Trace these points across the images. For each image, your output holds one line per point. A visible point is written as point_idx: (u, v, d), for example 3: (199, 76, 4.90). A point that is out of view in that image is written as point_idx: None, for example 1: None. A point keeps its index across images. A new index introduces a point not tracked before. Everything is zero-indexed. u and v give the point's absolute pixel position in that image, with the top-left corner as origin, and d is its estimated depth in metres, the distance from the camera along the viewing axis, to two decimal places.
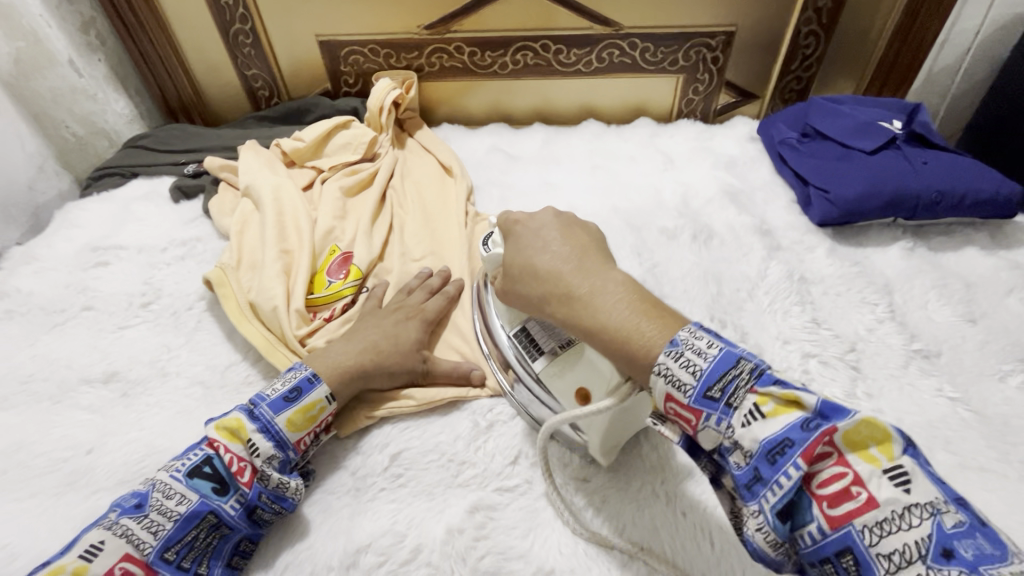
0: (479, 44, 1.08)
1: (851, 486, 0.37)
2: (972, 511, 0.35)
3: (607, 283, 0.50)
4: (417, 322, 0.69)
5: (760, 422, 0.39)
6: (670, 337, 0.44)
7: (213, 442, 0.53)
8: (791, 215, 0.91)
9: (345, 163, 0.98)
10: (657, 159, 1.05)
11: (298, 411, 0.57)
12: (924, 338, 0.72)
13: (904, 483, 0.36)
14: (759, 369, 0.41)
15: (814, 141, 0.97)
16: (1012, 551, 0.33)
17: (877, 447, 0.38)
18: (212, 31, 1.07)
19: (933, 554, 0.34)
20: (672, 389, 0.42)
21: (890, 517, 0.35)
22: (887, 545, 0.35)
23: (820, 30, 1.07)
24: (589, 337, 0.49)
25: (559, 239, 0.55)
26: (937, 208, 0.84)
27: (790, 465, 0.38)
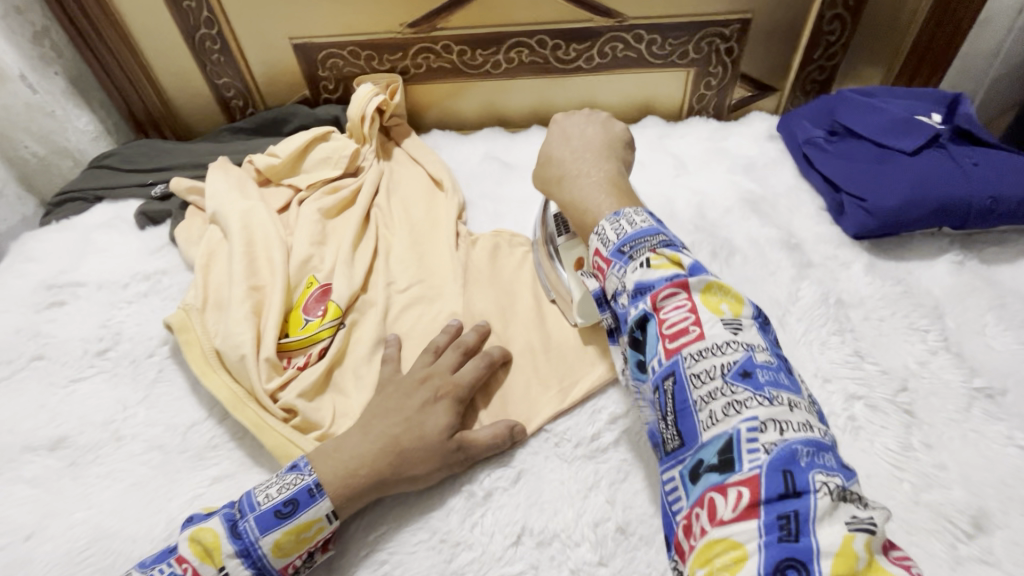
0: (468, 42, 0.99)
1: (689, 325, 0.44)
2: (782, 362, 0.45)
3: (596, 170, 0.60)
4: (446, 404, 0.55)
5: (643, 270, 0.47)
6: (614, 210, 0.54)
7: (182, 561, 0.45)
8: (821, 226, 0.82)
9: (324, 180, 0.89)
10: (668, 164, 0.96)
11: (289, 532, 0.47)
12: (985, 372, 0.63)
13: (733, 327, 0.44)
14: (668, 242, 0.49)
15: (844, 140, 0.87)
16: (798, 389, 0.43)
17: (727, 303, 0.46)
18: (178, 37, 0.98)
19: (733, 374, 0.41)
20: (599, 244, 0.52)
21: (712, 345, 0.43)
22: (706, 387, 0.42)
23: (846, 14, 0.97)
24: (579, 225, 0.58)
25: (579, 139, 0.64)
26: (990, 216, 0.74)
27: (640, 300, 0.46)
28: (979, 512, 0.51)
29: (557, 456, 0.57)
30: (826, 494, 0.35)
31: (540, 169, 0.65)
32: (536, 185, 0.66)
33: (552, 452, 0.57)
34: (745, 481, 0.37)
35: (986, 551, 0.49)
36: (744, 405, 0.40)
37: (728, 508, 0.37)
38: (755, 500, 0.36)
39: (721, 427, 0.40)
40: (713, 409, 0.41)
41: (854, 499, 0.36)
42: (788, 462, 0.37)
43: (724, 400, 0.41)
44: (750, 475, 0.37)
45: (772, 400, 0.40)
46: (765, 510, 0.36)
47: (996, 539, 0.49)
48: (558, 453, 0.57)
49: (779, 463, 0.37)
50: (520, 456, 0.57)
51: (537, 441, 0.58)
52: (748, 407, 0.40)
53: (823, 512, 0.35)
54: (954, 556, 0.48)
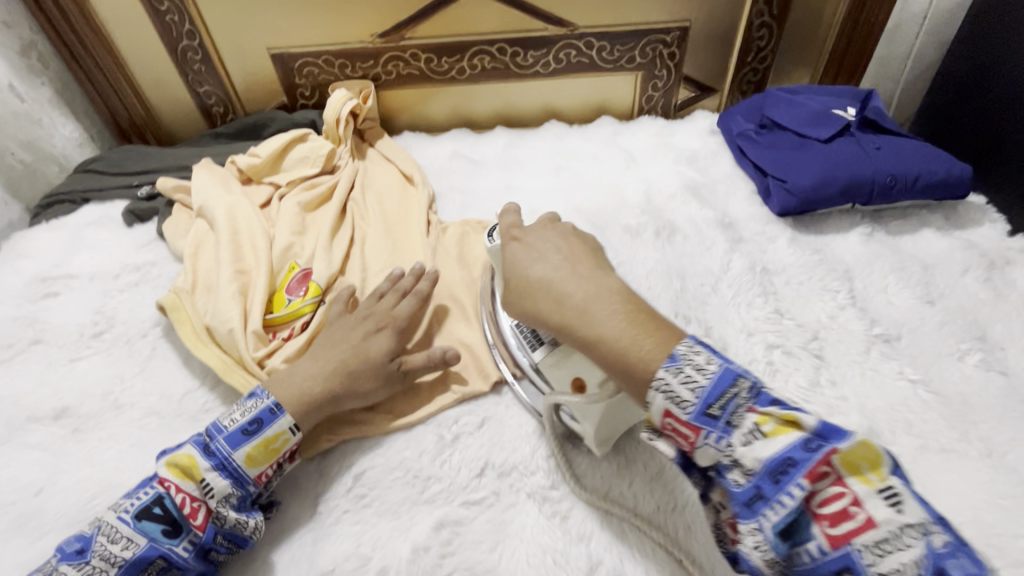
0: (434, 50, 1.07)
1: (850, 507, 0.40)
2: (954, 530, 0.39)
3: (599, 288, 0.53)
4: (388, 333, 0.65)
5: (762, 442, 0.42)
6: (667, 352, 0.46)
7: (164, 481, 0.52)
8: (752, 207, 0.92)
9: (303, 177, 0.96)
10: (619, 158, 1.05)
11: (258, 444, 0.55)
12: (884, 322, 0.73)
13: (894, 501, 0.39)
14: (755, 388, 0.45)
15: (771, 132, 0.97)
16: (984, 568, 0.36)
17: (870, 469, 0.40)
18: (160, 48, 1.05)
19: (929, 573, 0.36)
20: (667, 402, 0.45)
21: (886, 533, 0.38)
22: (887, 564, 0.37)
23: (772, 21, 1.08)
24: (618, 369, 0.48)
25: (557, 252, 0.58)
26: (892, 193, 0.85)
27: (792, 483, 0.40)
28: (870, 431, 0.60)
29: (518, 404, 0.65)
30: None
31: (523, 297, 0.57)
32: (518, 312, 0.58)
33: (513, 401, 0.65)
34: None
35: None
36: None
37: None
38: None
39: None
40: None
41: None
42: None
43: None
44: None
45: None
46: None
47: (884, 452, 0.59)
48: (519, 402, 0.65)
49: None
50: (484, 405, 0.64)
51: (499, 393, 0.66)
52: None
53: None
54: None
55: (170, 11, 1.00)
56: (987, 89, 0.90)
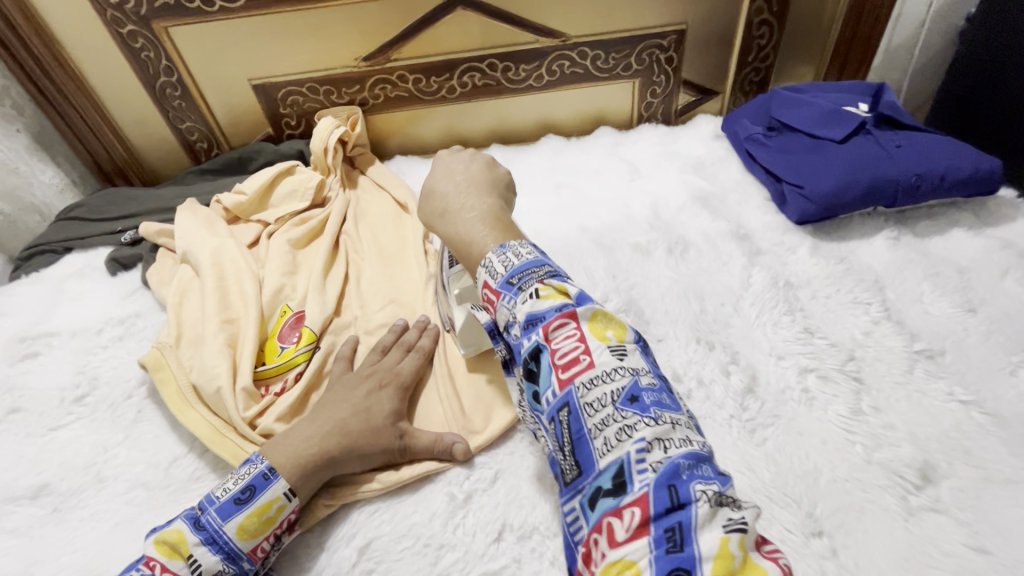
0: (422, 70, 1.03)
1: (581, 354, 0.45)
2: (664, 382, 0.47)
3: (478, 206, 0.59)
4: (392, 390, 0.61)
5: (533, 301, 0.47)
6: (501, 244, 0.54)
7: (149, 561, 0.46)
8: (767, 215, 0.87)
9: (292, 212, 0.92)
10: (622, 170, 1.00)
11: (251, 514, 0.49)
12: (925, 335, 0.67)
13: (620, 353, 0.45)
14: (553, 272, 0.50)
15: (781, 134, 0.92)
16: (679, 406, 0.44)
17: (611, 330, 0.47)
18: (138, 86, 1.01)
19: (623, 400, 0.42)
20: (486, 276, 0.52)
21: (601, 374, 0.44)
22: (600, 413, 0.42)
23: (772, 18, 1.04)
24: (464, 259, 0.57)
25: (462, 173, 0.63)
26: (918, 192, 0.80)
27: (534, 330, 0.46)
28: (925, 464, 0.54)
29: (534, 453, 0.59)
30: (704, 502, 0.38)
31: (424, 204, 0.64)
32: (420, 218, 0.65)
33: (528, 450, 0.60)
34: (637, 503, 0.39)
35: (935, 500, 0.52)
36: (633, 428, 0.41)
37: (623, 529, 0.38)
38: (645, 519, 0.38)
39: (615, 452, 0.41)
40: (608, 432, 0.42)
41: (730, 502, 0.39)
42: (674, 476, 0.39)
43: (617, 425, 0.42)
44: (640, 494, 0.39)
45: (658, 421, 0.42)
46: (654, 525, 0.37)
47: (943, 488, 0.53)
48: (535, 450, 0.59)
49: (666, 477, 0.39)
50: (497, 457, 0.59)
51: (512, 442, 0.60)
52: (638, 431, 0.41)
53: (704, 519, 0.37)
54: (906, 507, 0.52)
55: (145, 47, 0.96)
56: (1008, 78, 0.85)
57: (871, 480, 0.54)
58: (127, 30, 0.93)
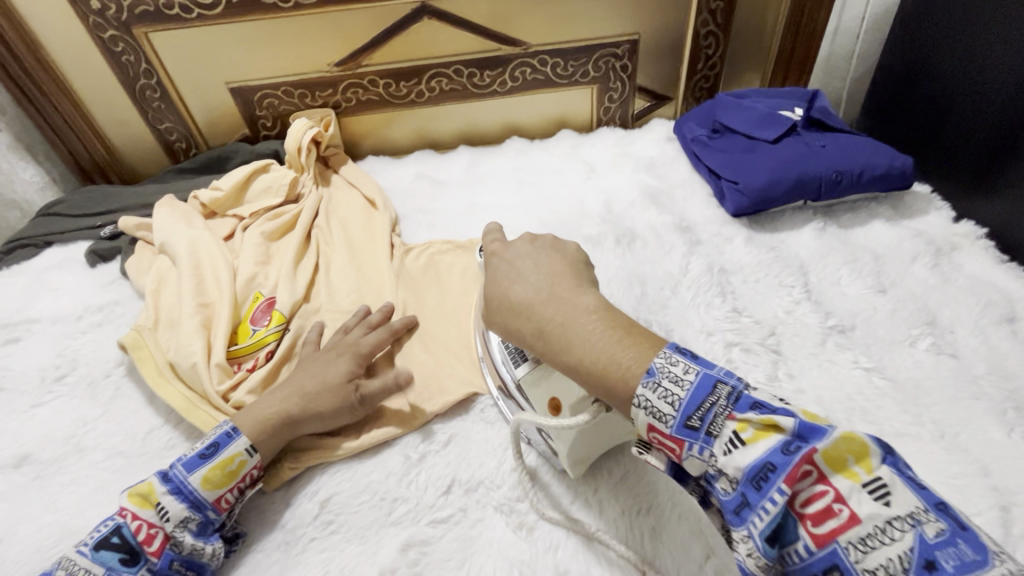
0: (392, 75, 1.09)
1: (832, 502, 0.36)
2: (952, 514, 0.35)
3: (581, 306, 0.49)
4: (349, 357, 0.66)
5: (739, 450, 0.38)
6: (647, 367, 0.43)
7: (123, 510, 0.51)
8: (709, 210, 0.94)
9: (267, 207, 0.97)
10: (580, 169, 1.07)
11: (214, 467, 0.54)
12: (839, 313, 0.75)
13: (882, 495, 0.35)
14: (735, 392, 0.41)
15: (723, 135, 1.00)
16: (989, 555, 0.32)
17: (857, 462, 0.37)
18: (118, 88, 1.05)
19: (915, 567, 0.33)
20: (649, 418, 0.42)
21: (873, 529, 0.35)
22: (873, 561, 0.34)
23: (718, 30, 1.12)
24: (607, 394, 0.45)
25: (539, 268, 0.55)
26: (840, 188, 0.88)
27: (772, 489, 0.36)
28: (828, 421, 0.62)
29: (483, 420, 0.65)
30: None
31: (506, 320, 0.54)
32: (501, 333, 0.55)
33: (478, 417, 0.65)
34: None
35: None
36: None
37: None
38: None
39: None
40: (890, 570, 0.33)
41: None
42: None
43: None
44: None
45: None
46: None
47: None
48: (484, 417, 0.65)
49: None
50: (450, 423, 0.65)
51: (464, 410, 0.66)
52: None
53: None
54: None
55: (126, 51, 1.00)
56: (920, 85, 0.94)
57: None
58: (108, 35, 0.98)
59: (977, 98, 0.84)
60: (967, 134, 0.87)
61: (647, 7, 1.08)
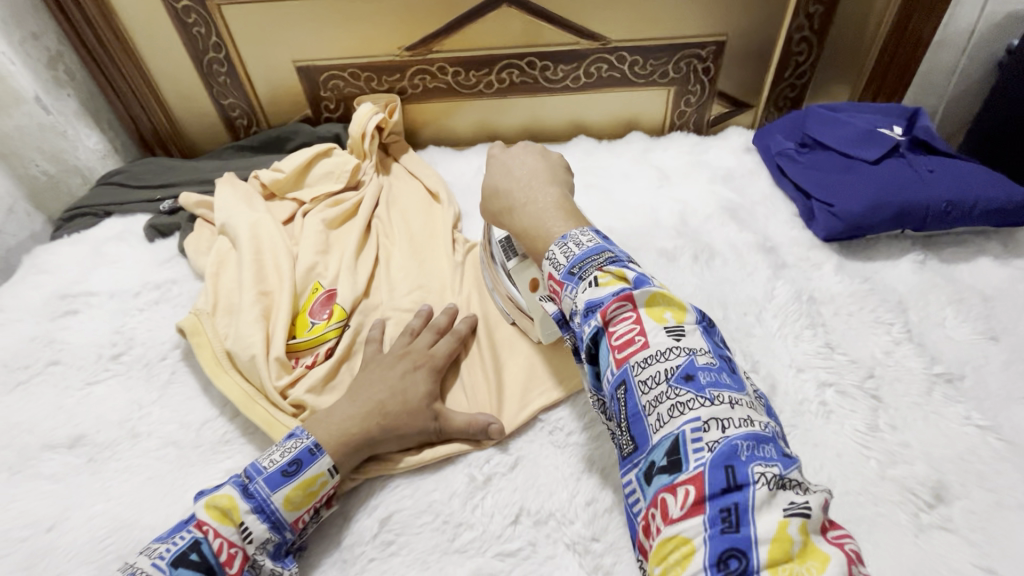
0: (462, 64, 1.05)
1: (637, 335, 0.45)
2: (728, 362, 0.46)
3: (542, 197, 0.61)
4: (427, 372, 0.63)
5: (592, 289, 0.48)
6: (563, 234, 0.55)
7: (202, 525, 0.48)
8: (794, 231, 0.87)
9: (327, 193, 0.94)
10: (652, 176, 1.01)
11: (298, 487, 0.51)
12: (946, 360, 0.68)
13: (677, 334, 0.45)
14: (616, 259, 0.50)
15: (813, 151, 0.93)
16: (741, 387, 0.44)
17: (671, 312, 0.47)
18: (185, 60, 1.03)
19: (677, 377, 0.43)
20: (550, 268, 0.53)
21: (655, 353, 0.44)
22: (648, 373, 0.44)
23: (812, 36, 1.04)
24: (530, 248, 0.59)
25: (529, 168, 0.65)
26: (947, 219, 0.80)
27: (592, 317, 0.47)
28: (939, 483, 0.56)
29: (551, 443, 0.61)
30: (764, 485, 0.37)
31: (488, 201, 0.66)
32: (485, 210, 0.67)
33: (546, 440, 0.61)
34: (692, 480, 0.39)
35: (945, 519, 0.54)
36: (687, 405, 0.42)
37: (678, 506, 0.39)
38: (701, 497, 0.38)
39: (669, 428, 0.42)
40: (660, 411, 0.42)
41: (793, 484, 0.39)
42: (731, 456, 0.39)
43: (669, 402, 0.42)
44: (695, 472, 0.39)
45: (714, 401, 0.41)
46: (710, 504, 0.38)
47: (955, 509, 0.55)
48: (552, 441, 0.61)
49: (723, 458, 0.39)
50: (517, 444, 0.61)
51: (532, 431, 0.62)
52: (693, 409, 0.41)
53: (762, 501, 0.37)
54: (917, 524, 0.54)
55: (197, 23, 0.98)
56: None
57: (882, 494, 0.56)
58: (181, 5, 0.96)
59: None
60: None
61: (740, 8, 1.01)
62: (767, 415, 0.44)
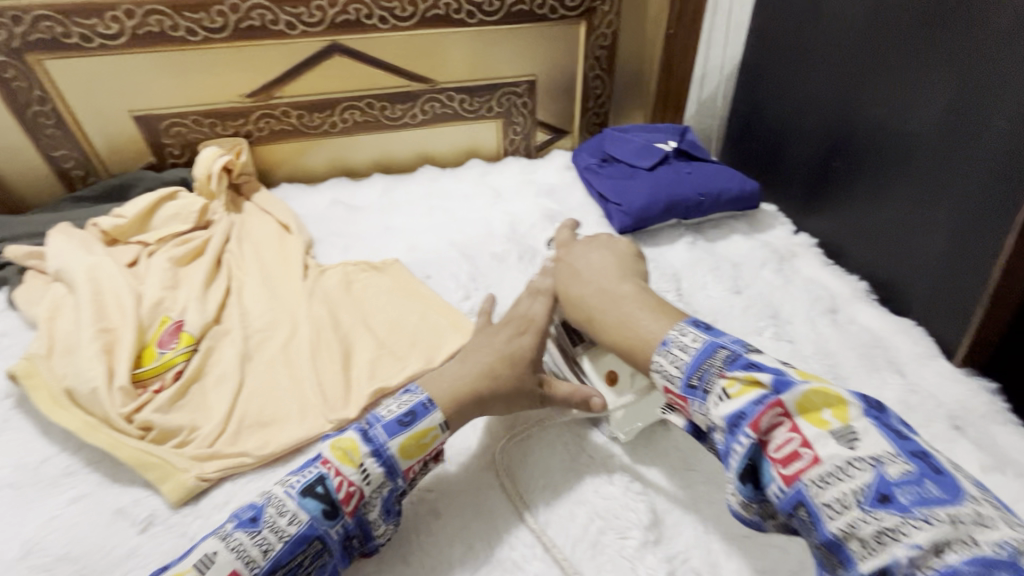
0: (305, 107, 1.14)
1: (800, 448, 0.43)
2: (925, 464, 0.40)
3: (621, 290, 0.66)
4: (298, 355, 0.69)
5: (727, 401, 0.47)
6: (664, 336, 0.56)
7: (327, 462, 0.52)
8: (600, 228, 1.07)
9: (174, 234, 0.97)
10: (487, 195, 1.17)
11: (411, 437, 0.55)
12: (704, 311, 0.88)
13: (850, 439, 0.41)
14: (732, 357, 0.50)
15: (610, 165, 1.14)
16: (956, 495, 0.38)
17: (830, 410, 0.43)
18: (5, 114, 1.01)
19: (870, 499, 0.39)
20: (665, 381, 0.53)
21: (833, 470, 0.41)
22: (829, 494, 0.40)
23: (604, 74, 1.28)
24: (637, 360, 0.58)
25: (609, 266, 0.71)
26: (703, 208, 1.04)
27: (741, 433, 0.44)
28: None
29: None
30: None
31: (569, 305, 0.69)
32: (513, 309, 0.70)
33: None
34: None
35: None
36: (901, 533, 0.37)
37: None
38: None
39: (880, 557, 0.37)
40: (863, 536, 0.38)
41: None
42: None
43: (872, 527, 0.38)
44: None
45: (931, 521, 0.36)
46: None
47: None
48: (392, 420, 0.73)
49: None
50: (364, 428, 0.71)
51: None
52: (909, 534, 0.37)
53: None
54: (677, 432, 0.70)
55: (17, 78, 0.98)
56: (762, 122, 1.14)
57: None
58: None
59: (803, 128, 1.03)
60: (801, 128, 1.03)
61: (541, 53, 1.22)
62: (1009, 514, 0.38)
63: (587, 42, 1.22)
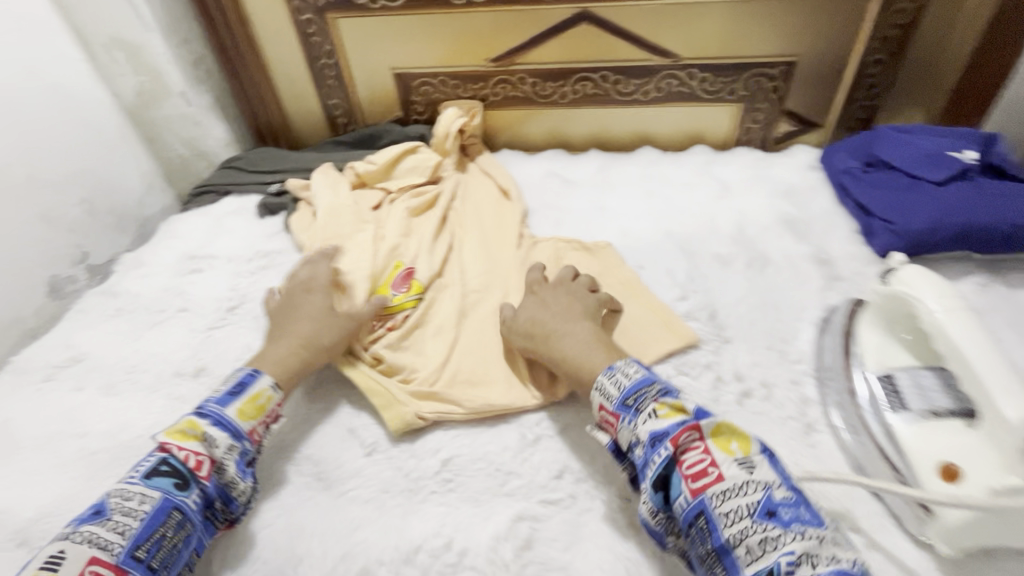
0: (541, 75, 1.14)
1: (709, 467, 0.52)
2: (800, 495, 0.51)
3: (577, 330, 0.68)
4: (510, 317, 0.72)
5: (653, 420, 0.55)
6: (609, 363, 0.63)
7: (166, 445, 0.58)
8: (852, 246, 0.90)
9: (411, 186, 1.05)
10: (712, 187, 1.05)
11: (246, 401, 0.63)
12: None
13: (748, 466, 0.52)
14: (664, 390, 0.58)
15: (878, 170, 0.95)
16: (818, 519, 0.49)
17: (735, 442, 0.54)
18: (301, 65, 1.19)
19: (760, 513, 0.49)
20: (601, 399, 0.60)
21: (730, 486, 0.50)
22: (728, 505, 0.50)
23: (888, 59, 1.05)
24: (577, 382, 0.65)
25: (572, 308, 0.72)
26: (1012, 243, 0.80)
27: (661, 446, 0.53)
28: None
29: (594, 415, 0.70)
30: None
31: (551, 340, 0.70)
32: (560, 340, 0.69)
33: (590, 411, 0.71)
34: None
35: None
36: (780, 539, 0.47)
37: None
38: None
39: (762, 561, 0.47)
40: (750, 542, 0.48)
41: None
42: None
43: (758, 535, 0.48)
44: None
45: (805, 535, 0.47)
46: None
47: None
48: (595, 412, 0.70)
49: None
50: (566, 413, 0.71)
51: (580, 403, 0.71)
52: (787, 542, 0.47)
53: None
54: None
55: (315, 34, 1.14)
56: None
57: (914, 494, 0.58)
58: (305, 18, 1.12)
59: None
60: None
61: (813, 30, 1.04)
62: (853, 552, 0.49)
63: (879, 18, 1.00)
